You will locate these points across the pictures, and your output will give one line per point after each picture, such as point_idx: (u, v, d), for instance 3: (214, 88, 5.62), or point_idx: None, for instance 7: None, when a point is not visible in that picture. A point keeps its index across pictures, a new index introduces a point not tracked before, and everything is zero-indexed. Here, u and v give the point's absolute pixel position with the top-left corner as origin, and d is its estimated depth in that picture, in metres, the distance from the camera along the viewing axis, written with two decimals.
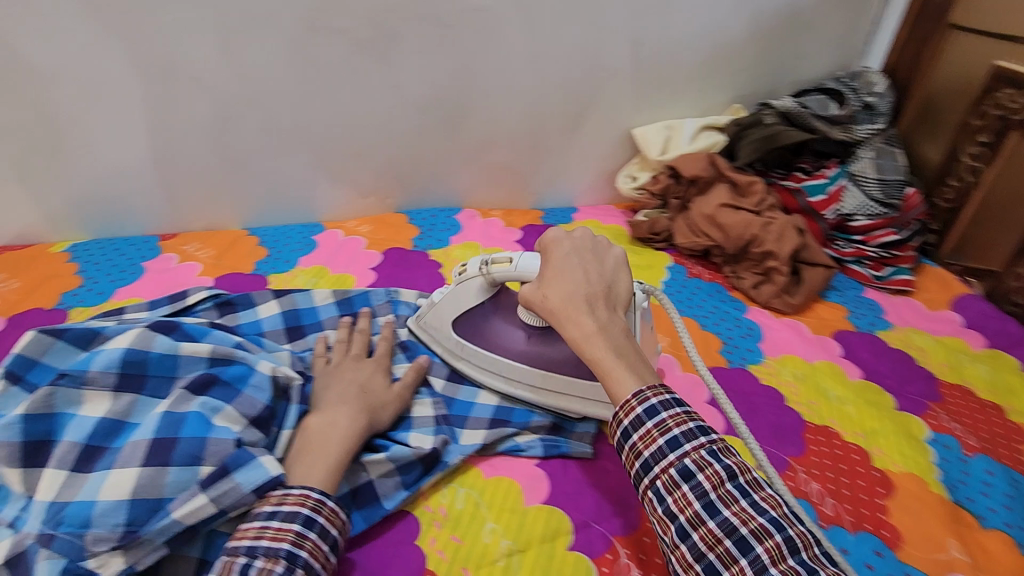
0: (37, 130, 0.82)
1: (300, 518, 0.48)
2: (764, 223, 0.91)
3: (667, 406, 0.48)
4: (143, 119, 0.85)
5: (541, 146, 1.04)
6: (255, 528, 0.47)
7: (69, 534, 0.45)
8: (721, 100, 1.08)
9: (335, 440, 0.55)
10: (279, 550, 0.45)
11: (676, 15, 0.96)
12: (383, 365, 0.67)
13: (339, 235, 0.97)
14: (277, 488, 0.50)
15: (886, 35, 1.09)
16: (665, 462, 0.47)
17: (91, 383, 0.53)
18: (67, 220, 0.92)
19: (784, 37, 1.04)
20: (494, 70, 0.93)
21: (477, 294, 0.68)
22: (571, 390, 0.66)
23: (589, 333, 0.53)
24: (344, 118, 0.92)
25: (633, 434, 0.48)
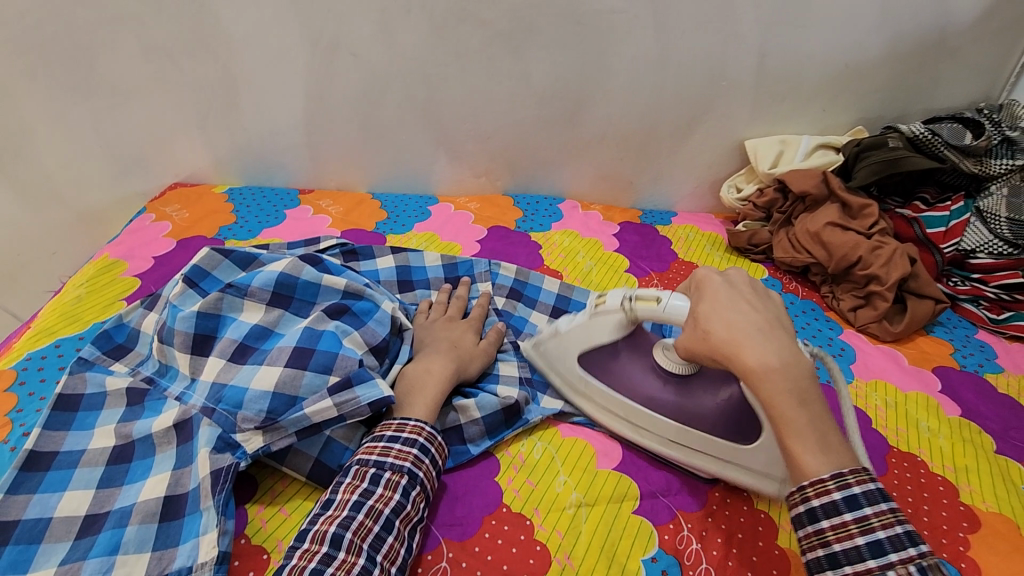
0: (223, 86, 0.98)
1: (418, 445, 0.56)
2: (872, 247, 0.89)
3: (871, 501, 0.45)
4: (306, 86, 0.98)
5: (650, 146, 1.07)
6: (381, 446, 0.55)
7: (226, 411, 0.56)
8: (845, 120, 1.06)
9: (430, 383, 0.63)
10: (403, 467, 0.54)
11: (809, 29, 0.95)
12: (474, 325, 0.75)
13: (450, 209, 1.06)
14: (397, 418, 0.58)
15: None
16: (852, 546, 0.44)
17: (252, 296, 0.64)
18: (230, 166, 1.08)
19: (925, 61, 1.00)
20: (617, 68, 0.98)
21: (611, 330, 0.65)
22: (711, 450, 0.61)
23: (770, 367, 0.50)
24: (472, 102, 1.01)
25: (822, 518, 0.46)
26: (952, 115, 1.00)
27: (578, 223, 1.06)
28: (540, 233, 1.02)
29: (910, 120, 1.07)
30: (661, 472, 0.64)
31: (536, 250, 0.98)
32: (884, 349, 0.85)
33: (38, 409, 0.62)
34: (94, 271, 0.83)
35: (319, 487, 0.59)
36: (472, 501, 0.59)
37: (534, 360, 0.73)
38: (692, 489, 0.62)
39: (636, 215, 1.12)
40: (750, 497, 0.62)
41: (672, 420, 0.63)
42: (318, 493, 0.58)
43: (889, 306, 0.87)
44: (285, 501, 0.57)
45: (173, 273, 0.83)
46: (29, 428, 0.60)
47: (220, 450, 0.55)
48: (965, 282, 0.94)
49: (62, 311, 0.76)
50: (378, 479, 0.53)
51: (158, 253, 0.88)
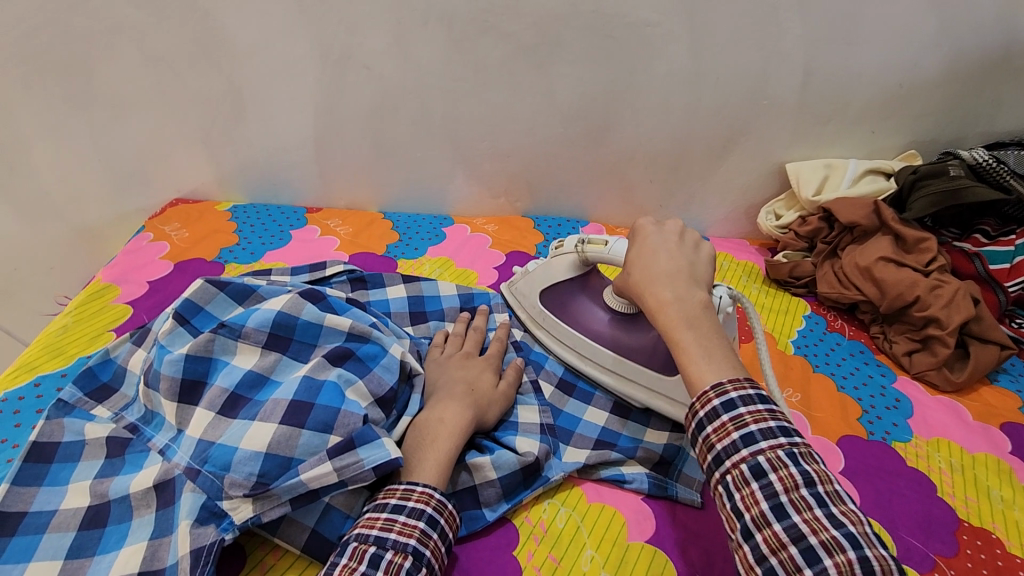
0: (229, 99, 0.92)
1: (425, 517, 0.49)
2: (931, 286, 0.80)
3: (746, 401, 0.45)
4: (315, 100, 0.92)
5: (681, 168, 1.00)
6: (383, 518, 0.48)
7: (212, 474, 0.50)
8: (895, 142, 0.97)
9: (444, 438, 0.56)
10: (407, 545, 0.47)
11: (861, 45, 0.87)
12: (491, 363, 0.68)
13: (466, 231, 1.00)
14: (402, 483, 0.52)
15: None
16: (739, 457, 0.44)
17: (247, 337, 0.58)
18: (235, 182, 1.02)
19: (987, 81, 0.92)
20: (648, 84, 0.91)
21: (569, 269, 0.74)
22: (640, 379, 0.68)
23: (664, 301, 0.52)
24: (492, 118, 0.94)
25: (707, 425, 0.46)
26: (1018, 140, 0.91)
27: None
28: None
29: (968, 143, 0.98)
30: (703, 549, 0.56)
31: None
32: (945, 401, 0.77)
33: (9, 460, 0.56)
34: (85, 298, 0.78)
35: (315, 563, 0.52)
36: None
37: (509, 298, 0.81)
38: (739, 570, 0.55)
39: None
40: None
41: (609, 350, 0.69)
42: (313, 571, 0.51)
43: (950, 353, 0.78)
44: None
45: (169, 301, 0.78)
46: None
47: (203, 521, 0.49)
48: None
49: (47, 344, 0.71)
50: (379, 561, 0.45)
51: (154, 278, 0.82)
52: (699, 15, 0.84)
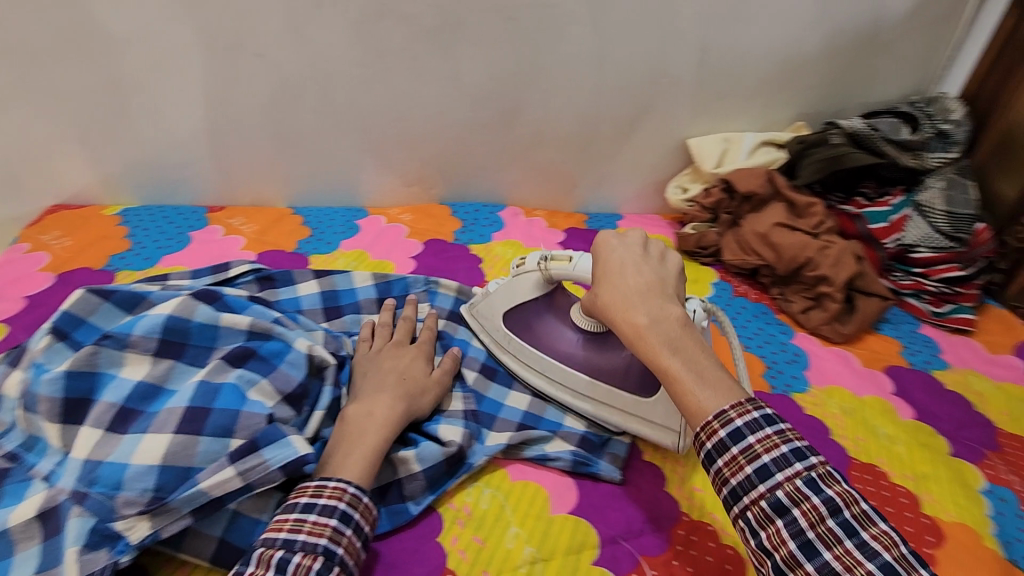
0: (108, 94, 0.85)
1: (337, 513, 0.48)
2: (820, 247, 0.87)
3: (753, 428, 0.45)
4: (207, 91, 0.86)
5: (592, 147, 1.02)
6: (292, 520, 0.47)
7: (101, 495, 0.47)
8: (785, 116, 1.04)
9: (374, 430, 0.55)
10: (318, 545, 0.46)
11: (749, 23, 0.92)
12: (424, 351, 0.67)
13: (381, 222, 0.98)
14: (314, 480, 0.50)
15: (967, 61, 1.01)
16: (757, 493, 0.44)
17: (133, 347, 0.54)
18: (123, 184, 0.95)
19: (861, 56, 0.99)
20: (553, 66, 0.92)
21: (533, 289, 0.68)
22: (612, 403, 0.65)
23: (638, 328, 0.50)
24: (399, 105, 0.92)
25: (718, 459, 0.45)
26: (890, 109, 0.99)
27: (520, 232, 1.00)
28: (480, 245, 0.95)
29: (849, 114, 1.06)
30: (625, 512, 0.59)
31: (476, 264, 0.91)
32: (837, 351, 0.83)
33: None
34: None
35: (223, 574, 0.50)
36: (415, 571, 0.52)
37: (467, 319, 0.76)
38: (657, 529, 0.57)
39: (581, 220, 1.07)
40: (715, 530, 0.57)
41: (584, 374, 0.66)
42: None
43: (840, 307, 0.85)
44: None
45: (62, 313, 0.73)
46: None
47: (95, 546, 0.45)
48: (907, 277, 0.92)
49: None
50: (285, 565, 0.44)
51: (31, 292, 0.78)
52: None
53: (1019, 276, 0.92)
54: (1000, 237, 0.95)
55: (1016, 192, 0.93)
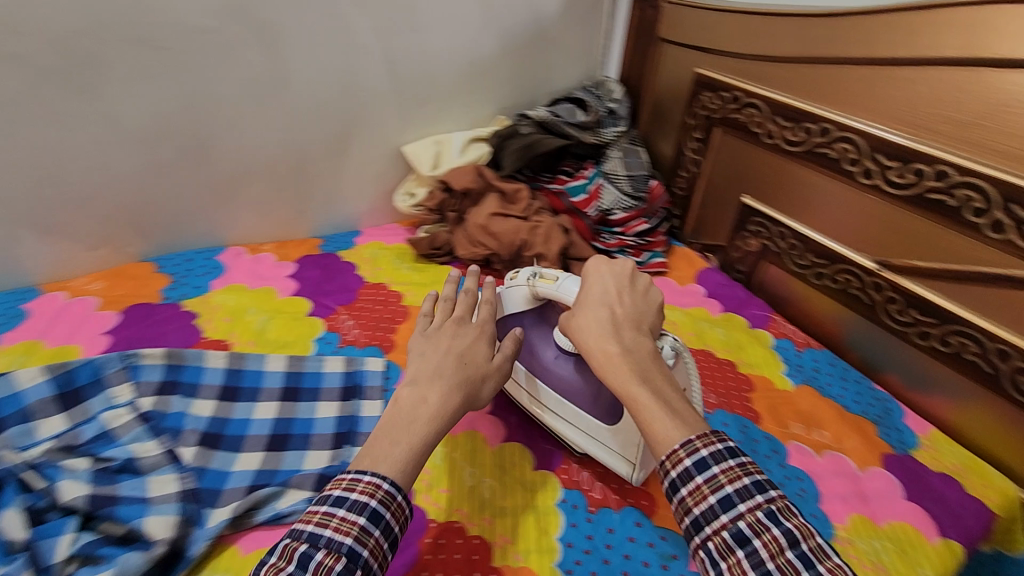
0: None
1: (367, 511, 0.44)
2: (531, 228, 0.95)
3: (717, 458, 0.46)
4: None
5: (307, 170, 0.99)
6: (321, 511, 0.44)
7: None
8: (488, 112, 1.11)
9: (425, 421, 0.50)
10: (343, 546, 0.42)
11: (426, 31, 0.96)
12: (486, 331, 0.62)
13: (60, 298, 0.84)
14: (348, 470, 0.46)
15: (617, 48, 1.16)
16: (719, 524, 0.44)
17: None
18: None
19: (537, 50, 1.09)
20: (231, 95, 0.87)
21: (524, 302, 0.71)
22: (577, 423, 0.67)
23: (609, 355, 0.54)
24: (49, 160, 0.79)
25: (682, 488, 0.46)
26: (567, 96, 1.13)
27: (244, 273, 0.93)
28: (195, 298, 0.86)
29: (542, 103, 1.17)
30: None
31: (190, 322, 0.81)
32: None
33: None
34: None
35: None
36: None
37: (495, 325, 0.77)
38: (403, 546, 0.58)
39: (315, 246, 1.03)
40: (462, 525, 0.61)
41: (556, 392, 0.69)
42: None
43: None
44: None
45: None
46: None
47: None
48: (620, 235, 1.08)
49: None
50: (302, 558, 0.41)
51: None
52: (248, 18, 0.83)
53: (688, 217, 1.12)
54: (671, 189, 1.14)
55: (672, 151, 1.12)
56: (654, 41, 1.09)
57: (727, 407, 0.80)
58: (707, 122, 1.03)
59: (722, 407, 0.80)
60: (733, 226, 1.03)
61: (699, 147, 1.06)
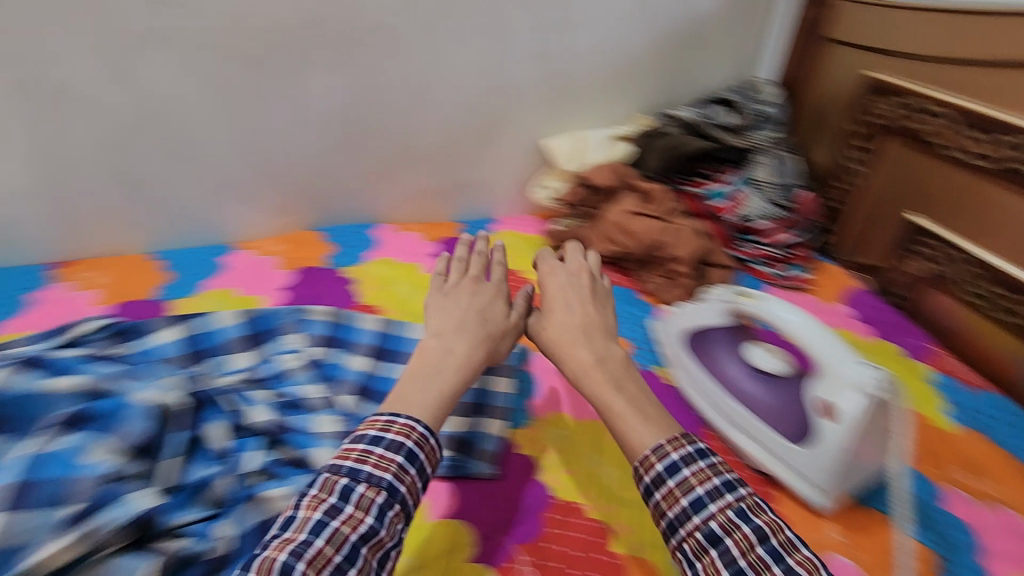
0: None
1: (405, 451, 0.52)
2: (667, 228, 0.95)
3: (688, 461, 0.52)
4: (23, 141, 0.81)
5: (458, 157, 1.06)
6: (361, 448, 0.52)
7: None
8: (629, 114, 1.12)
9: (452, 370, 0.61)
10: (403, 446, 0.52)
11: (577, 31, 1.00)
12: (502, 289, 0.73)
13: (250, 257, 0.96)
14: (384, 415, 0.55)
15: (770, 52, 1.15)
16: (692, 524, 0.49)
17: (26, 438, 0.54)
18: None
19: (683, 53, 1.10)
20: (399, 86, 0.95)
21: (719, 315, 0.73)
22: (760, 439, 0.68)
23: (588, 364, 0.62)
24: (250, 136, 0.92)
25: (657, 492, 0.52)
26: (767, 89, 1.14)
27: (395, 248, 1.02)
28: (352, 266, 0.96)
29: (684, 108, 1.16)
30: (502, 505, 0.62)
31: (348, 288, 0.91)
32: None
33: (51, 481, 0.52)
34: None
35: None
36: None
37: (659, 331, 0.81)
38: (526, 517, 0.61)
39: (457, 231, 1.09)
40: (581, 508, 0.63)
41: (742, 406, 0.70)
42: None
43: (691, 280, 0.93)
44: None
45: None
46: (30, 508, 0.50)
47: None
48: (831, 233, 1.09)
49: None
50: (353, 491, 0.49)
51: None
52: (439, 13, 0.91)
53: (841, 232, 1.07)
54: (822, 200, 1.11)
55: (828, 159, 1.10)
56: (824, 41, 1.09)
57: None
58: (878, 129, 1.00)
59: None
60: (892, 243, 0.99)
61: (862, 157, 1.03)
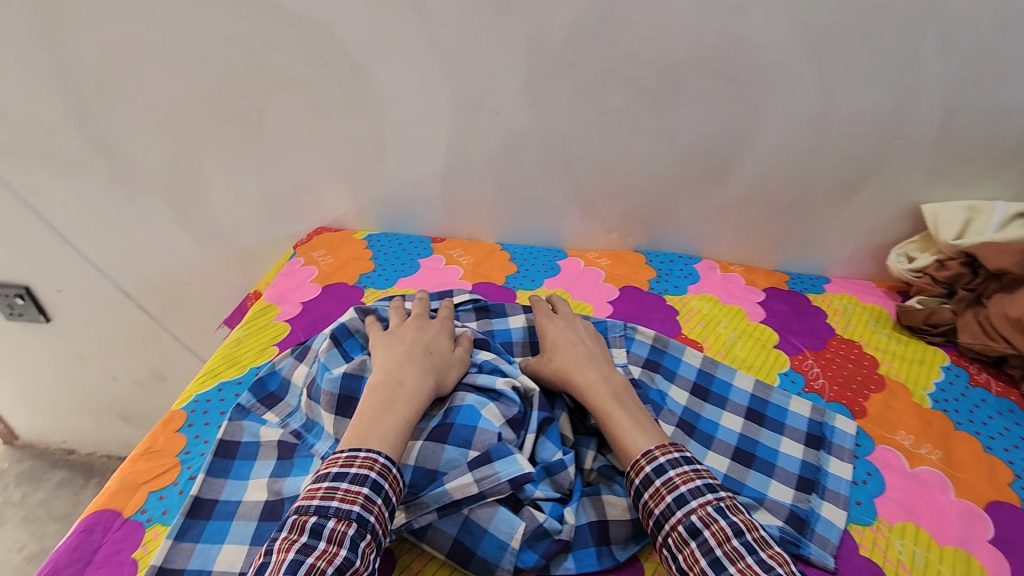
0: (250, 125, 1.03)
1: (368, 483, 0.53)
2: None
3: (674, 465, 0.57)
4: (319, 121, 1.01)
5: (669, 195, 0.99)
6: (324, 488, 0.53)
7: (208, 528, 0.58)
8: (911, 176, 0.90)
9: (406, 400, 0.62)
10: (351, 512, 0.51)
11: (857, 74, 0.83)
12: (447, 326, 0.74)
13: (440, 262, 1.02)
14: (345, 452, 0.56)
15: None
16: (675, 519, 0.54)
17: (253, 410, 0.69)
18: (252, 201, 1.13)
19: (1009, 110, 0.83)
20: (627, 118, 0.92)
21: None
22: None
23: (592, 381, 0.67)
24: (477, 145, 0.99)
25: (645, 492, 0.57)
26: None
27: (573, 281, 0.97)
28: (527, 291, 0.95)
29: (997, 181, 0.89)
30: None
31: None
32: (926, 474, 0.68)
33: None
34: (252, 315, 0.89)
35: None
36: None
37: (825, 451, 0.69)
38: None
39: (647, 279, 0.98)
40: None
41: None
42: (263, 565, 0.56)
43: None
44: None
45: (321, 321, 0.87)
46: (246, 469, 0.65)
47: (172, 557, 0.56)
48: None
49: (225, 354, 0.81)
50: (320, 526, 0.50)
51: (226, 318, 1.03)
52: (712, 41, 0.83)
53: None
54: None
55: None
56: None
57: None
58: None
59: None
60: None
61: None
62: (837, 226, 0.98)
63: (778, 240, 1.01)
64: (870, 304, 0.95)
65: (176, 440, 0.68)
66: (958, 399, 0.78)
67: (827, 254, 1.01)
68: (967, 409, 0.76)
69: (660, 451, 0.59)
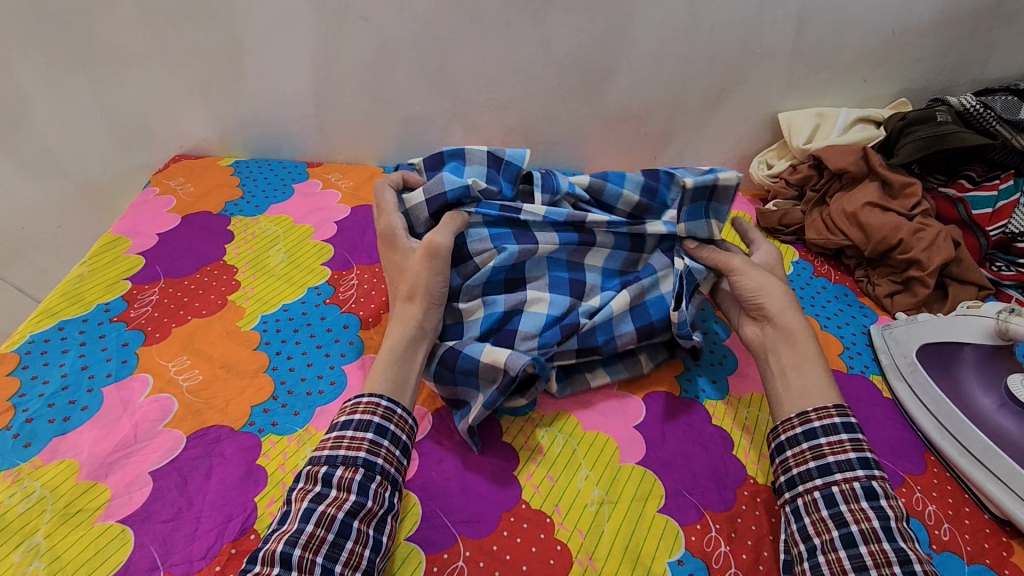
0: (74, 32, 0.89)
1: (372, 428, 0.52)
2: (914, 229, 0.83)
3: (865, 431, 0.54)
4: (161, 27, 0.90)
5: (550, 109, 0.99)
6: (331, 439, 0.51)
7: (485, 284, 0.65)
8: (772, 85, 0.96)
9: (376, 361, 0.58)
10: (357, 459, 0.50)
11: None
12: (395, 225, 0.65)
13: (317, 187, 0.96)
14: (349, 401, 0.54)
15: (1000, 42, 0.92)
16: (851, 475, 0.51)
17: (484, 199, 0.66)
18: (92, 124, 0.99)
19: (853, 16, 0.89)
20: (501, 26, 0.89)
21: (980, 335, 0.67)
22: (1002, 476, 0.60)
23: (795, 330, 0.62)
24: (347, 57, 0.92)
25: (823, 437, 0.54)
26: (1006, 86, 0.92)
27: None
28: None
29: (843, 89, 0.97)
30: (455, 493, 0.56)
31: None
32: None
33: (117, 383, 0.62)
34: (97, 249, 0.79)
35: (120, 519, 0.51)
36: (193, 546, 0.50)
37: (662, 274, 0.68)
38: (482, 514, 0.55)
39: None
40: (550, 522, 0.55)
41: (985, 436, 0.62)
42: (112, 495, 0.53)
43: (930, 293, 0.81)
44: (53, 516, 0.51)
45: (179, 252, 0.80)
46: (92, 406, 0.59)
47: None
48: (1010, 267, 0.86)
49: (64, 292, 0.72)
50: (331, 476, 0.49)
51: None
52: None
53: None
54: None
55: None
56: None
57: (961, 551, 0.56)
58: None
59: (953, 549, 0.56)
60: None
61: None
62: (709, 137, 1.02)
63: (656, 153, 1.05)
64: (735, 211, 1.02)
65: (8, 383, 0.61)
66: (804, 287, 0.86)
67: (700, 166, 1.06)
68: (811, 294, 0.85)
69: (855, 412, 0.56)
